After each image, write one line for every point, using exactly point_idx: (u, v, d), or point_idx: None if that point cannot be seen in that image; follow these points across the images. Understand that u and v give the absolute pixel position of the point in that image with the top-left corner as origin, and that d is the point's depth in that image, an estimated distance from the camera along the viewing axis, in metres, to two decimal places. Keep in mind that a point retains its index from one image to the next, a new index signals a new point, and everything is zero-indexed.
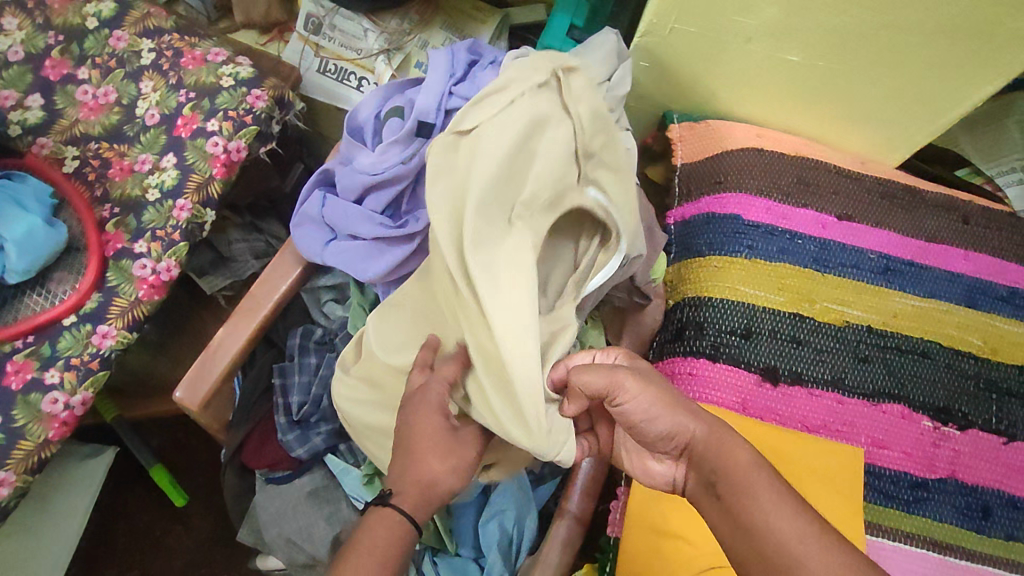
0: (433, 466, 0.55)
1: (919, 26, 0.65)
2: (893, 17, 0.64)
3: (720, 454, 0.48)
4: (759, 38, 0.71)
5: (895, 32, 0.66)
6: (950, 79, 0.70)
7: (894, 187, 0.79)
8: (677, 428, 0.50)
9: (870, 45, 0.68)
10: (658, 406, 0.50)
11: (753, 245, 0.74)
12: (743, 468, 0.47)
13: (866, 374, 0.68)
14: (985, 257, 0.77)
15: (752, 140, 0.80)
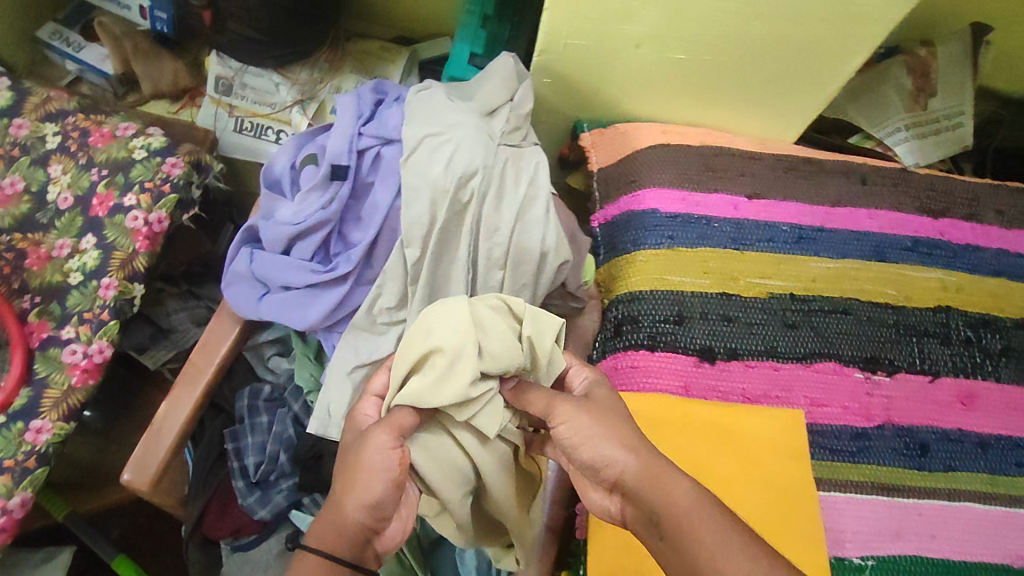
0: (339, 489, 0.52)
1: (784, 12, 0.70)
2: (759, 7, 0.70)
3: (656, 493, 0.49)
4: (647, 42, 0.76)
5: (765, 21, 0.71)
6: (823, 58, 0.76)
7: (795, 161, 0.85)
8: (612, 458, 0.51)
9: (745, 36, 0.73)
10: (588, 431, 0.52)
11: (673, 235, 0.77)
12: (685, 511, 0.48)
13: (797, 339, 0.72)
14: (887, 212, 0.83)
15: (658, 138, 0.85)
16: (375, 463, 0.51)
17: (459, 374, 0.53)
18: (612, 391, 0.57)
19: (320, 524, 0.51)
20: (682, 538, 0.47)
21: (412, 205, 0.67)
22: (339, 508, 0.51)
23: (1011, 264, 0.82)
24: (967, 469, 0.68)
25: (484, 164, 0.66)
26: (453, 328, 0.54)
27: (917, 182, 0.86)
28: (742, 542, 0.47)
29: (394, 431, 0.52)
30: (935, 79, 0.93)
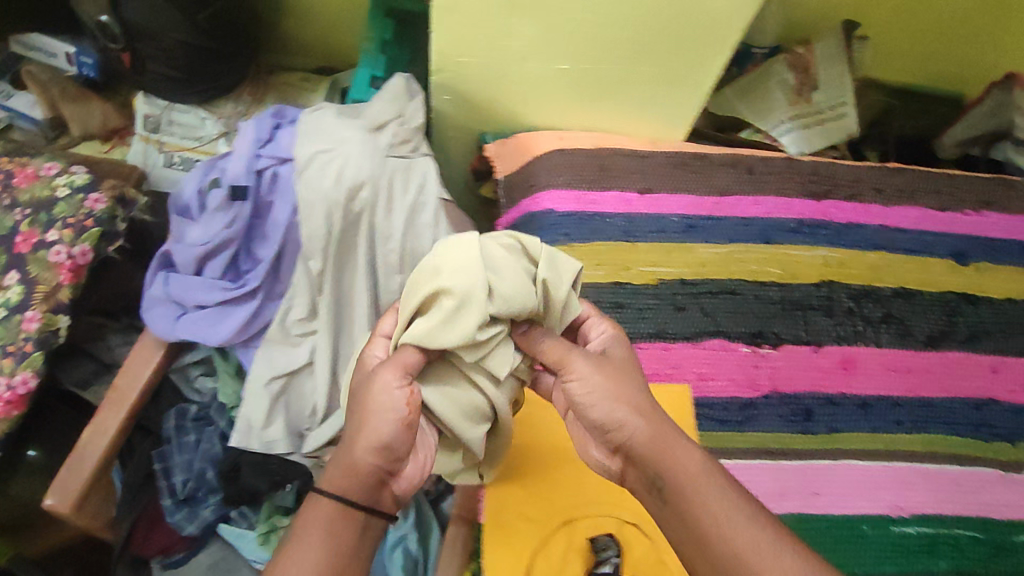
0: (351, 429, 0.54)
1: (648, 19, 0.76)
2: (624, 15, 0.75)
3: (666, 460, 0.52)
4: (531, 55, 0.82)
5: (632, 29, 0.77)
6: (696, 61, 0.81)
7: (685, 156, 0.90)
8: (623, 422, 0.53)
9: (618, 43, 0.79)
10: (600, 392, 0.54)
11: (568, 232, 0.82)
12: (689, 478, 0.51)
13: (683, 320, 0.78)
14: (772, 198, 0.88)
15: (555, 144, 0.90)
16: (383, 404, 0.53)
17: (463, 316, 0.52)
18: (626, 354, 0.59)
19: (334, 467, 0.54)
20: (687, 506, 0.50)
21: (309, 218, 0.71)
22: (350, 449, 0.53)
23: (892, 238, 0.87)
24: (849, 429, 0.73)
25: (371, 175, 0.71)
26: (462, 269, 0.52)
27: (802, 168, 0.92)
28: (748, 510, 0.49)
29: (403, 368, 0.53)
30: (815, 73, 0.99)
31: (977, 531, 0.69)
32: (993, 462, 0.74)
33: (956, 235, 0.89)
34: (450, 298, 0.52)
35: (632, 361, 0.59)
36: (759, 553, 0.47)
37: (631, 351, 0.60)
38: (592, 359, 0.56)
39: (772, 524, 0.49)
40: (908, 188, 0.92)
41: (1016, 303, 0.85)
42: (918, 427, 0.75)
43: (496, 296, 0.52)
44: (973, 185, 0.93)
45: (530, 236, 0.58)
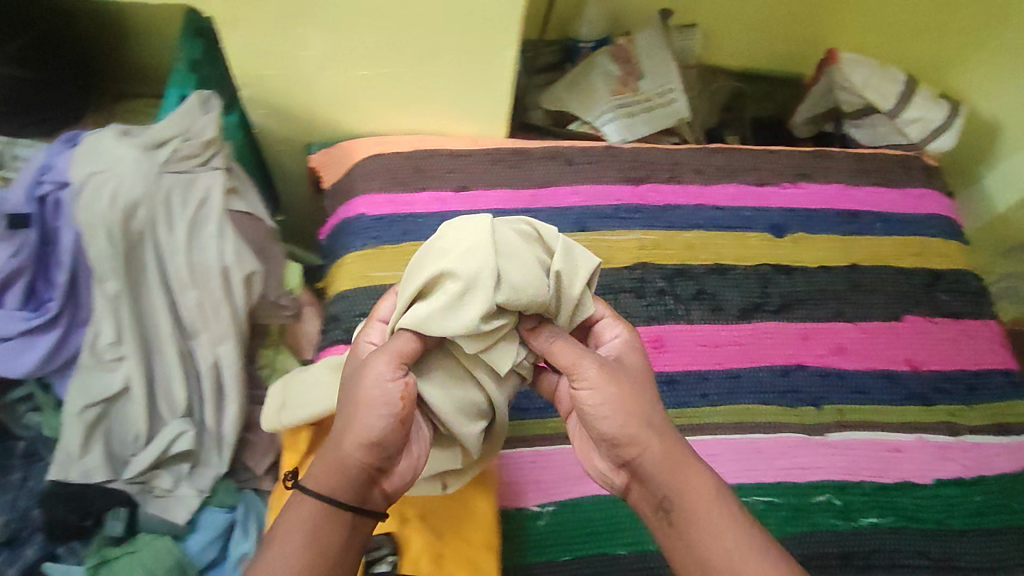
0: (340, 422, 0.52)
1: (428, 22, 0.77)
2: (403, 19, 0.77)
3: (678, 481, 0.52)
4: (329, 64, 0.83)
5: (416, 31, 0.79)
6: (491, 60, 0.82)
7: (504, 152, 0.91)
8: (636, 439, 0.52)
9: (408, 47, 0.81)
10: (611, 405, 0.53)
11: (378, 235, 0.83)
12: (705, 507, 0.52)
13: None
14: (591, 186, 0.90)
15: (374, 148, 0.91)
16: (376, 398, 0.51)
17: (469, 303, 0.51)
18: (639, 359, 0.58)
19: (320, 465, 0.52)
20: (697, 529, 0.51)
21: (93, 239, 0.69)
22: (338, 444, 0.52)
23: (709, 216, 0.89)
24: None
25: (147, 192, 0.71)
26: (469, 253, 0.52)
27: (622, 155, 0.94)
28: (748, 537, 0.51)
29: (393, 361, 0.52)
30: (639, 63, 1.01)
31: (776, 496, 0.71)
32: (799, 426, 0.76)
33: (773, 208, 0.91)
34: (458, 284, 0.52)
35: (646, 366, 0.58)
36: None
37: (644, 353, 0.60)
38: (609, 367, 0.55)
39: (770, 545, 0.51)
40: (727, 167, 0.94)
41: (829, 270, 0.87)
42: (724, 399, 0.76)
43: (505, 284, 0.51)
44: (792, 160, 0.96)
45: (547, 226, 0.58)
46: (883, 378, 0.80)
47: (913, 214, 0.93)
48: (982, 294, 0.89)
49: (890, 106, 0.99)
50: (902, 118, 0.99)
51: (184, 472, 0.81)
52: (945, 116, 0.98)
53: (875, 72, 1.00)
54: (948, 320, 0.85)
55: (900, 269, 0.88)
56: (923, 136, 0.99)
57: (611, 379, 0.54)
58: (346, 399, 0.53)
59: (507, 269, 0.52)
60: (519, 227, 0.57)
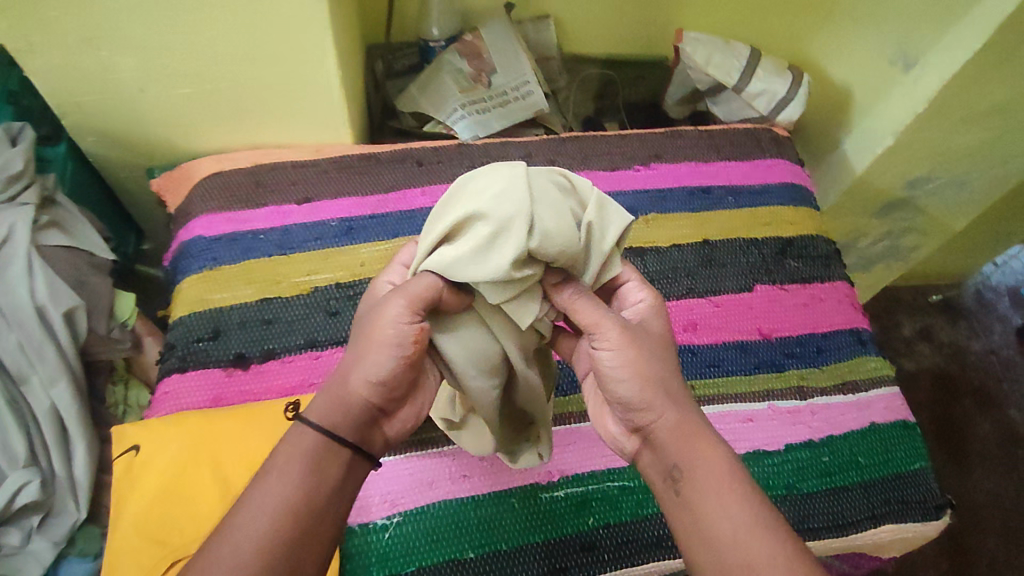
0: (349, 360, 0.54)
1: (239, 34, 0.74)
2: (211, 33, 0.74)
3: (691, 449, 0.52)
4: (148, 85, 0.79)
5: (228, 45, 0.75)
6: (316, 69, 0.80)
7: (350, 159, 0.89)
8: (651, 405, 0.53)
9: (226, 60, 0.77)
10: (629, 368, 0.54)
11: (217, 256, 0.80)
12: (714, 475, 0.50)
13: (336, 325, 0.77)
14: (441, 186, 0.89)
15: (214, 166, 0.88)
16: (389, 339, 0.53)
17: (498, 251, 0.51)
18: (665, 334, 0.59)
19: (324, 399, 0.54)
20: (701, 498, 0.50)
21: None
22: (347, 380, 0.53)
23: None
24: None
25: None
26: (504, 196, 0.52)
27: (473, 153, 0.93)
28: (755, 512, 0.49)
29: (407, 304, 0.53)
30: (488, 58, 1.01)
31: (629, 480, 0.69)
32: None
33: (626, 192, 0.92)
34: (490, 230, 0.51)
35: (671, 342, 0.59)
36: (756, 549, 0.47)
37: (670, 328, 0.60)
38: (632, 334, 0.55)
39: (775, 525, 0.48)
40: (580, 154, 0.95)
41: (681, 248, 0.88)
42: (574, 388, 0.75)
43: (537, 232, 0.51)
44: (643, 143, 0.97)
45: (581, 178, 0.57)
46: (734, 349, 0.80)
47: (761, 184, 0.95)
48: (831, 256, 0.90)
49: (734, 81, 1.02)
50: (748, 92, 1.02)
51: (35, 525, 0.70)
52: (789, 86, 1.00)
53: (720, 46, 1.02)
54: (797, 285, 0.86)
55: (750, 240, 0.90)
56: (771, 108, 1.02)
57: (629, 343, 0.54)
58: (362, 335, 0.54)
59: (544, 215, 0.52)
60: (557, 181, 0.56)
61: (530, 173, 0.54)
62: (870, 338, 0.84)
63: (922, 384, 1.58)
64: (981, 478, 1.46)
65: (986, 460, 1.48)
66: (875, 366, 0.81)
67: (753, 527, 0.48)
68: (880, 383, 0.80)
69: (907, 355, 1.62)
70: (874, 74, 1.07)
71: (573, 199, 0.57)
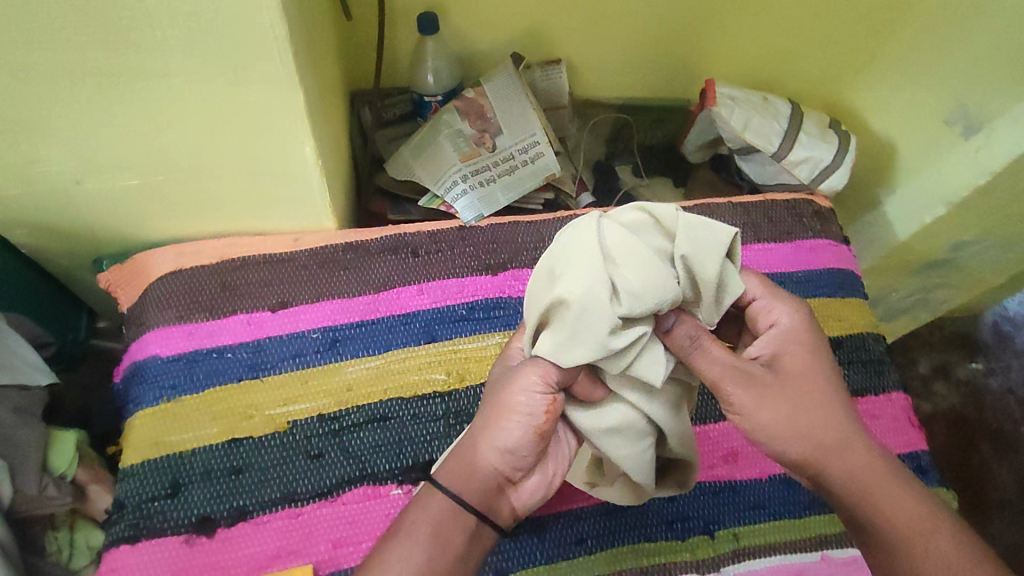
0: (483, 421, 0.52)
1: (196, 124, 0.59)
2: (162, 122, 0.59)
3: (842, 469, 0.54)
4: (86, 178, 0.64)
5: (184, 134, 0.60)
6: (293, 155, 0.65)
7: (335, 250, 0.76)
8: (817, 454, 0.53)
9: (183, 151, 0.62)
10: (777, 422, 0.53)
11: (176, 383, 0.67)
12: (905, 529, 0.52)
13: (320, 471, 0.65)
14: (441, 282, 0.76)
15: (172, 261, 0.73)
16: (519, 405, 0.50)
17: (590, 322, 0.47)
18: (796, 348, 0.56)
19: (456, 459, 0.51)
20: (866, 508, 0.53)
21: None
22: (480, 440, 0.51)
23: None
24: (521, 566, 0.64)
25: None
26: (578, 271, 0.48)
27: (477, 237, 0.79)
28: (918, 507, 0.53)
29: (546, 373, 0.50)
30: (491, 117, 0.88)
31: None
32: (688, 564, 0.66)
33: None
34: (571, 306, 0.48)
35: (803, 354, 0.56)
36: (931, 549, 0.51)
37: (802, 337, 0.57)
38: (756, 381, 0.53)
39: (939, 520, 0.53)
40: None
41: None
42: (603, 542, 0.66)
43: (623, 294, 0.47)
44: None
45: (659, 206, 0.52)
46: (781, 484, 0.71)
47: (804, 272, 0.84)
48: (883, 360, 0.82)
49: (774, 148, 0.89)
50: (788, 159, 0.90)
51: None
52: (835, 153, 0.89)
53: (757, 108, 0.89)
54: (848, 400, 0.78)
55: None
56: (814, 177, 0.90)
57: (757, 393, 0.53)
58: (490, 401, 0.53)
59: (624, 273, 0.48)
60: (627, 216, 0.52)
61: (599, 226, 0.50)
62: (930, 465, 0.76)
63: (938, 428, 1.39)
64: (1000, 530, 1.28)
65: (1009, 511, 1.30)
66: (938, 501, 0.74)
67: (926, 529, 0.52)
68: None
69: (924, 397, 1.43)
70: (925, 133, 0.94)
71: (657, 233, 0.52)
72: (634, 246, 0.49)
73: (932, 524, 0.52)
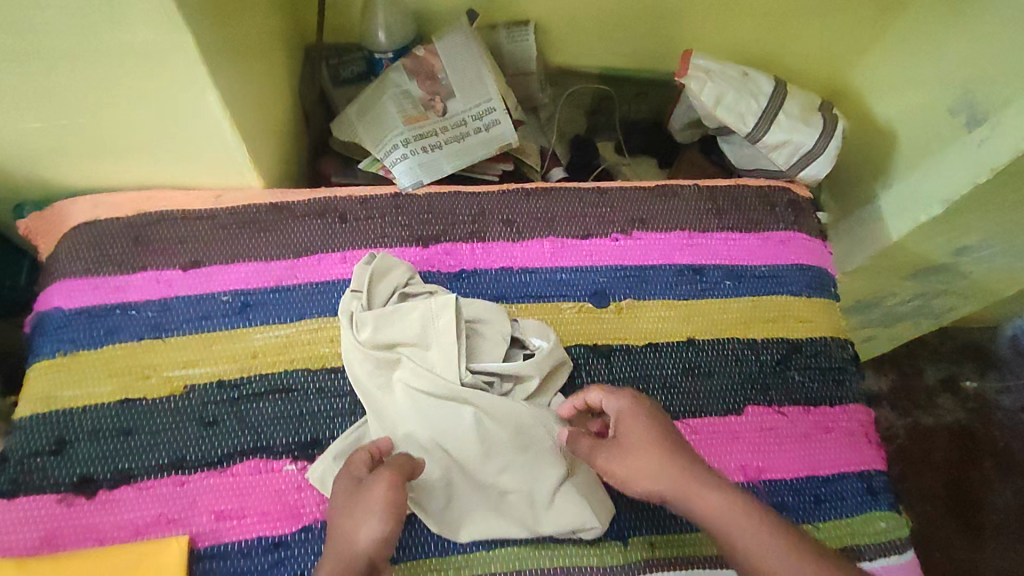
0: (347, 524, 0.50)
1: (84, 64, 0.55)
2: (47, 60, 0.54)
3: (693, 505, 0.52)
4: None
5: (74, 75, 0.56)
6: (196, 102, 0.61)
7: (257, 210, 0.72)
8: (658, 484, 0.54)
9: (79, 94, 0.59)
10: (626, 467, 0.55)
11: (75, 337, 0.65)
12: (744, 538, 0.50)
13: (211, 440, 0.62)
14: (366, 251, 0.71)
15: (89, 212, 0.71)
16: (377, 500, 0.50)
17: (356, 359, 0.63)
18: (637, 418, 0.57)
19: (327, 563, 0.49)
20: (725, 538, 0.51)
21: None
22: (352, 540, 0.49)
23: (515, 282, 0.73)
24: (412, 558, 0.60)
25: None
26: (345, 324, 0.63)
27: (411, 206, 0.75)
28: (770, 536, 0.50)
29: (397, 473, 0.53)
30: (445, 79, 0.83)
31: None
32: (595, 571, 0.61)
33: (597, 269, 0.75)
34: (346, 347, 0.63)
35: (647, 418, 0.57)
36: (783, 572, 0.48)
37: (643, 407, 0.58)
38: (613, 449, 0.56)
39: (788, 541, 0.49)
40: (545, 214, 0.77)
41: (657, 348, 0.72)
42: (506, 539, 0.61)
43: (373, 331, 0.63)
44: (626, 202, 0.79)
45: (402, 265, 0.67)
46: None
47: (768, 266, 0.77)
48: (847, 367, 0.75)
49: (748, 129, 0.82)
50: (765, 142, 0.83)
51: None
52: (816, 139, 0.81)
53: (735, 84, 0.82)
54: (799, 409, 0.71)
55: (745, 341, 0.73)
56: (792, 164, 0.83)
57: (616, 458, 0.56)
58: (339, 504, 0.52)
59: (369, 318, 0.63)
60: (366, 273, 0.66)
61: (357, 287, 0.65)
62: (883, 487, 0.70)
63: (938, 444, 1.24)
64: (993, 556, 1.15)
65: (1005, 537, 1.17)
66: (886, 526, 0.67)
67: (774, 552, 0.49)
68: (891, 551, 0.66)
69: (927, 409, 1.28)
70: (926, 121, 0.85)
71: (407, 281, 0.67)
72: (381, 293, 0.66)
73: (772, 525, 0.51)
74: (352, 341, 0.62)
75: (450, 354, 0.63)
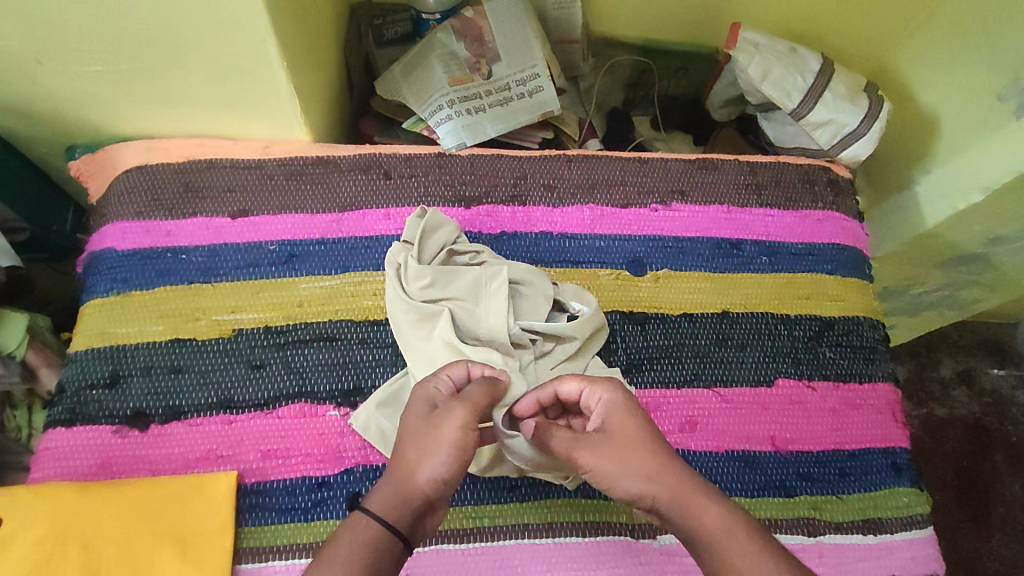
0: (409, 455, 0.50)
1: (150, 9, 0.56)
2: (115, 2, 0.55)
3: (686, 516, 0.47)
4: (46, 58, 0.61)
5: (139, 19, 0.57)
6: (254, 52, 0.61)
7: (303, 163, 0.73)
8: (643, 483, 0.49)
9: (142, 39, 0.59)
10: (610, 466, 0.50)
11: (127, 277, 0.67)
12: (730, 550, 0.45)
13: (258, 383, 0.64)
14: (409, 209, 0.72)
15: (140, 157, 0.72)
16: (447, 437, 0.50)
17: (402, 309, 0.65)
18: (628, 417, 0.53)
19: (384, 488, 0.49)
20: (710, 550, 0.45)
21: None
22: (414, 473, 0.49)
23: (554, 247, 0.74)
24: (449, 504, 0.62)
25: None
26: (394, 275, 0.65)
27: (454, 167, 0.75)
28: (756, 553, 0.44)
29: (471, 411, 0.52)
30: (491, 42, 0.83)
31: None
32: (622, 528, 0.63)
33: (634, 237, 0.75)
34: (393, 297, 0.65)
35: (639, 418, 0.53)
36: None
37: (635, 407, 0.54)
38: (600, 443, 0.51)
39: (785, 569, 0.44)
40: (585, 181, 0.77)
41: (691, 318, 0.73)
42: (538, 493, 0.63)
43: (420, 284, 0.64)
44: (666, 173, 0.79)
45: (445, 220, 0.68)
46: (737, 462, 0.67)
47: (805, 244, 0.78)
48: (877, 348, 0.76)
49: (793, 105, 0.83)
50: (808, 120, 0.83)
51: None
52: (862, 119, 0.81)
53: (783, 59, 0.82)
54: (828, 385, 0.72)
55: (778, 317, 0.74)
56: (834, 143, 0.83)
57: (604, 454, 0.51)
58: (407, 428, 0.52)
59: (418, 271, 0.64)
60: (416, 225, 0.67)
61: (404, 241, 0.67)
62: (906, 464, 0.71)
63: (950, 435, 1.25)
64: (997, 546, 1.17)
65: (1011, 529, 1.18)
66: (908, 502, 0.69)
67: None
68: (912, 525, 0.67)
69: (941, 400, 1.28)
70: (972, 107, 0.84)
71: (456, 239, 0.68)
72: (431, 246, 0.67)
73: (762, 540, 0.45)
74: (400, 292, 0.65)
75: (496, 311, 0.64)
